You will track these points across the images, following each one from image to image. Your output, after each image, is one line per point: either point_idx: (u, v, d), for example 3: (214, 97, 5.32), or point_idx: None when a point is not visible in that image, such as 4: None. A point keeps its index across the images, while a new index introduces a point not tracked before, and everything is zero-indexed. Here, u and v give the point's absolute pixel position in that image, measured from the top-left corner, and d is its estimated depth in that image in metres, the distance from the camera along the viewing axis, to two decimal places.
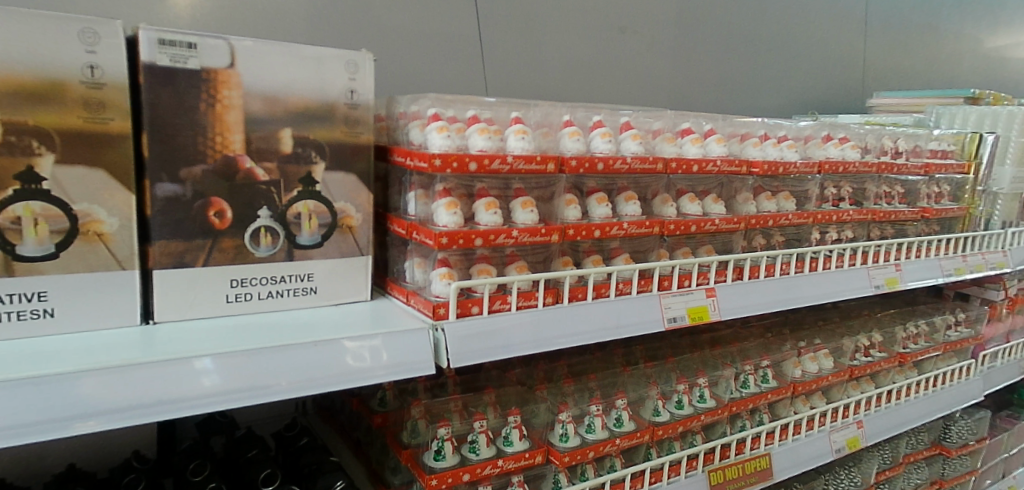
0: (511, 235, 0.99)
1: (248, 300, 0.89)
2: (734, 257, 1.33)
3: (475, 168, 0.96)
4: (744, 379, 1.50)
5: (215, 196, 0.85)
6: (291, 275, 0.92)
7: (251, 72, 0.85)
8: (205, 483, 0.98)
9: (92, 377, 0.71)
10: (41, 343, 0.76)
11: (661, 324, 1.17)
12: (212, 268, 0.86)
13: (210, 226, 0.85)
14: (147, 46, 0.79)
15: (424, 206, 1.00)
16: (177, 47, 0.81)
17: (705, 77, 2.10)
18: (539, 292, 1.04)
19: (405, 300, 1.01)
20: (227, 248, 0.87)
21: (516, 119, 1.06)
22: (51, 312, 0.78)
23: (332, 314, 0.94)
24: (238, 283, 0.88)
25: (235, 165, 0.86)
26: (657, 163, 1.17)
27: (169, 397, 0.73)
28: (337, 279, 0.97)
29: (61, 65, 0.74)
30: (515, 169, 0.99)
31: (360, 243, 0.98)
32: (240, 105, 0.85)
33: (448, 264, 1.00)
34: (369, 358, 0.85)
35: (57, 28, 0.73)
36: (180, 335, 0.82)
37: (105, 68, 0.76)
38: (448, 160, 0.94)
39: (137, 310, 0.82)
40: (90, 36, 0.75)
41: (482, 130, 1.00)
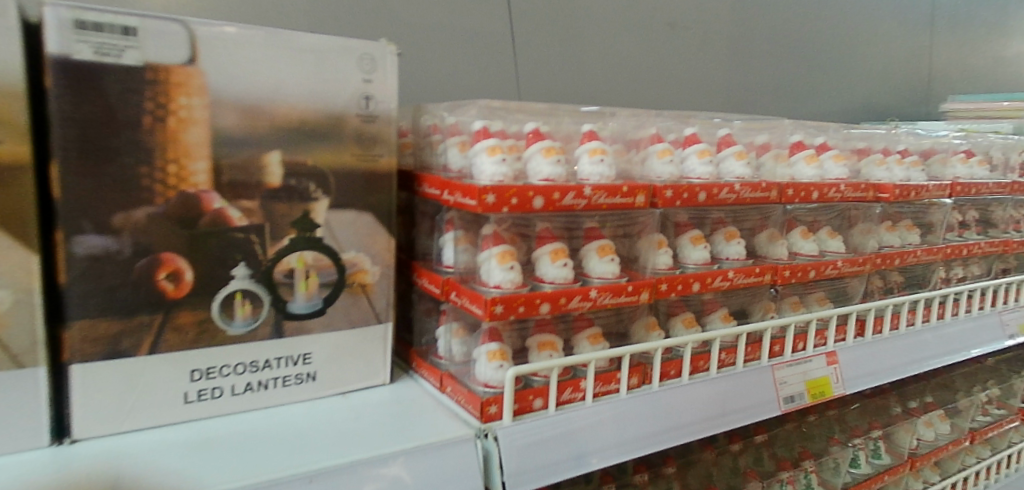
0: (588, 296, 0.71)
1: (216, 398, 0.62)
2: (856, 309, 1.04)
3: (541, 205, 0.68)
4: (853, 457, 1.23)
5: (168, 252, 0.58)
6: (279, 358, 0.65)
7: (219, 70, 0.58)
8: None
9: None
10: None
11: (777, 406, 0.88)
12: (161, 356, 0.59)
13: (159, 296, 0.58)
14: (57, 31, 0.52)
15: (466, 255, 0.72)
16: (104, 33, 0.54)
17: (804, 78, 1.66)
18: (623, 375, 0.77)
19: (438, 385, 0.73)
20: (184, 326, 0.59)
21: (590, 134, 0.78)
22: None
23: (337, 412, 0.66)
24: (201, 375, 0.61)
25: (199, 205, 0.59)
26: (771, 190, 0.88)
27: None
28: (344, 359, 0.69)
29: None
30: (593, 205, 0.71)
31: (377, 308, 0.71)
32: (205, 118, 0.58)
33: (499, 337, 0.72)
34: None
35: None
36: (107, 464, 0.54)
37: None
38: (504, 195, 0.65)
39: (44, 425, 0.55)
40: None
41: (548, 151, 0.72)
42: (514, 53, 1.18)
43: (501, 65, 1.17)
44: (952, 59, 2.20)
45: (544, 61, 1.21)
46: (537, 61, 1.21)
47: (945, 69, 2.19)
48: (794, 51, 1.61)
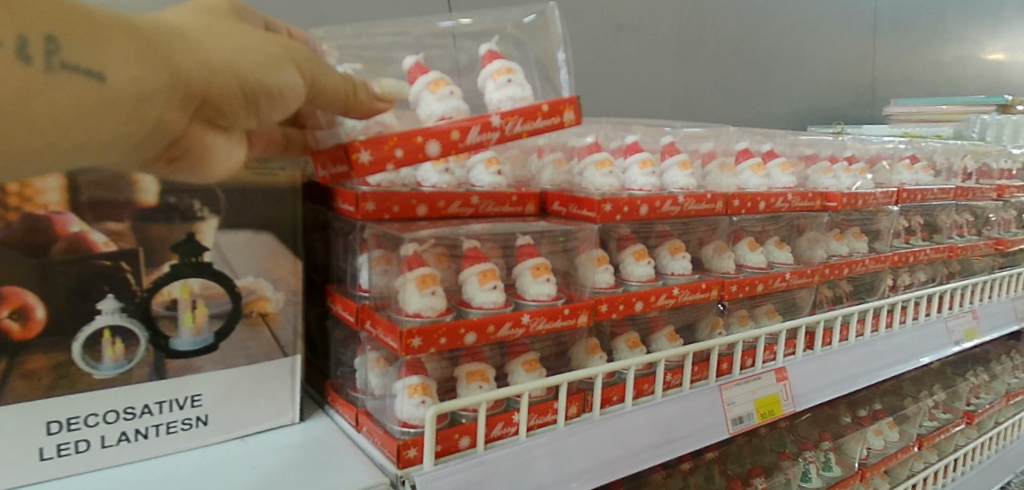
0: (520, 322, 0.64)
1: (82, 453, 0.54)
2: (806, 322, 1.00)
3: (438, 151, 0.58)
4: (804, 471, 1.19)
5: (13, 286, 0.50)
6: (160, 403, 0.56)
7: None
8: None
9: None
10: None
11: (725, 428, 0.82)
12: (7, 407, 0.50)
13: (3, 337, 0.50)
14: None
15: (384, 278, 0.64)
16: None
17: (753, 82, 1.64)
18: (560, 404, 0.70)
19: (354, 423, 0.66)
20: (36, 372, 0.51)
21: (491, 53, 0.70)
22: None
23: (231, 460, 0.58)
24: (61, 427, 0.52)
25: (50, 229, 0.51)
26: (716, 202, 0.83)
27: None
28: (241, 398, 0.61)
29: None
30: (507, 137, 0.60)
31: (281, 339, 0.62)
32: None
33: (422, 370, 0.64)
34: None
35: None
36: None
37: None
38: (383, 147, 0.57)
39: None
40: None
41: (435, 85, 0.66)
42: None
43: None
44: (895, 64, 2.21)
45: None
46: None
47: (889, 74, 2.21)
48: (742, 55, 1.58)
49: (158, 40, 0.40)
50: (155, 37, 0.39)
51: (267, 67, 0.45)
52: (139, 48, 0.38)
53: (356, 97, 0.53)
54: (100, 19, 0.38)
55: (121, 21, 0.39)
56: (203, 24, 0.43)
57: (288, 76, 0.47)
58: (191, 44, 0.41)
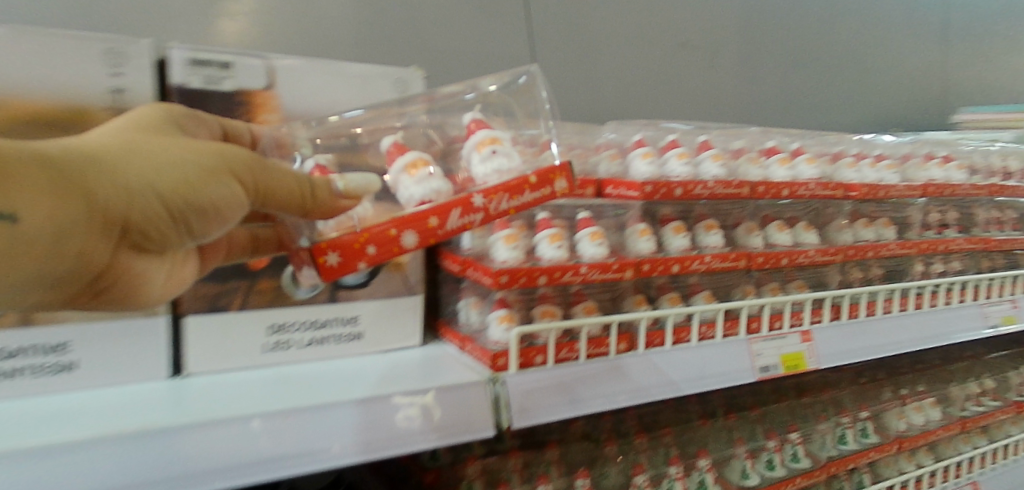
0: (578, 272, 0.86)
1: (287, 349, 0.80)
2: (831, 294, 1.16)
3: (413, 241, 0.73)
4: (842, 434, 1.34)
5: None
6: (334, 320, 0.82)
7: (291, 93, 0.82)
8: None
9: (88, 449, 0.59)
10: (54, 402, 0.68)
11: (754, 374, 1.02)
12: (248, 312, 0.78)
13: (244, 266, 0.78)
14: (178, 66, 0.75)
15: (480, 240, 0.90)
16: (210, 68, 0.77)
17: (811, 92, 1.78)
18: (612, 339, 0.90)
19: (460, 347, 0.88)
20: (265, 290, 0.78)
21: (477, 122, 0.84)
22: (77, 364, 0.71)
23: (376, 363, 0.81)
24: (276, 329, 0.79)
25: None
26: (742, 187, 1.02)
27: (176, 471, 0.61)
28: (386, 323, 0.85)
29: (85, 92, 0.71)
30: (491, 214, 0.75)
31: (410, 282, 0.87)
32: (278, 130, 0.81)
33: (506, 305, 0.87)
34: (422, 419, 0.72)
35: (84, 51, 0.71)
36: (212, 390, 0.72)
37: (131, 92, 0.73)
38: (358, 245, 0.72)
39: (163, 363, 0.75)
40: (116, 57, 0.72)
41: (411, 169, 0.79)
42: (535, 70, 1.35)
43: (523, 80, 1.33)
44: (968, 73, 2.26)
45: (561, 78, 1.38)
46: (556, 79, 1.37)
47: (964, 82, 2.25)
48: (797, 68, 1.74)
49: (66, 178, 0.51)
50: (67, 176, 0.51)
51: (189, 183, 0.56)
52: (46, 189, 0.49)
53: (309, 199, 0.65)
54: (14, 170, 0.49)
55: (34, 166, 0.50)
56: (129, 153, 0.55)
57: (219, 188, 0.57)
58: (104, 177, 0.52)
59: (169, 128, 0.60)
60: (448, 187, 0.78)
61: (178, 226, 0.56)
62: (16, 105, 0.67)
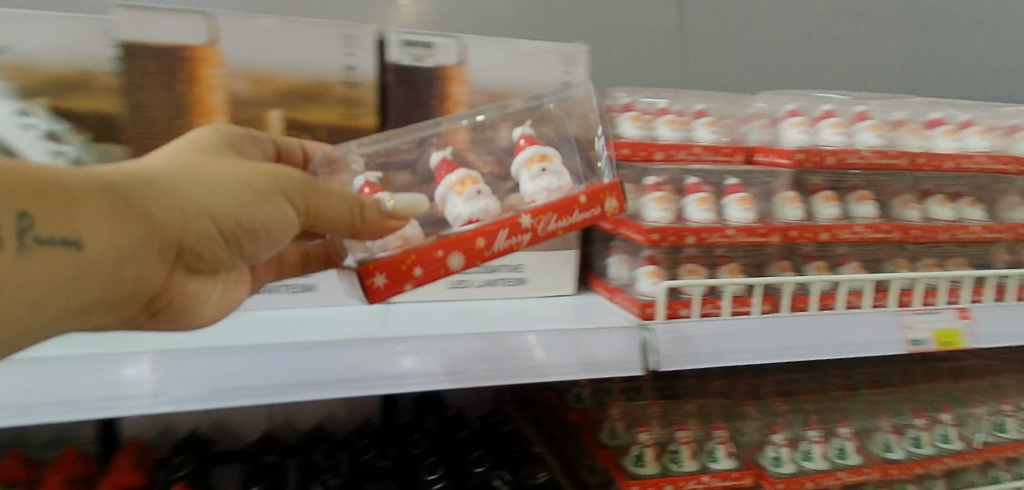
0: (726, 234, 0.91)
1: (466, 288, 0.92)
2: (997, 273, 1.11)
3: (460, 263, 0.70)
4: (1001, 422, 1.24)
5: None
6: (504, 266, 0.93)
7: (478, 68, 0.90)
8: (423, 458, 0.91)
9: (307, 349, 0.68)
10: (299, 313, 0.86)
11: (902, 345, 0.98)
12: None
13: None
14: (392, 47, 0.87)
15: (633, 201, 0.96)
16: (416, 47, 0.87)
17: (997, 60, 1.64)
18: (755, 299, 0.94)
19: (610, 297, 0.96)
20: None
21: (526, 140, 0.82)
22: (315, 286, 0.88)
23: (537, 304, 0.92)
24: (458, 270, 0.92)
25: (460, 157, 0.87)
26: (900, 157, 1.01)
27: (367, 376, 0.69)
28: (549, 271, 0.96)
29: (325, 68, 0.84)
30: (540, 234, 0.72)
31: (567, 237, 0.96)
32: (465, 100, 0.90)
33: (654, 262, 0.94)
34: (568, 353, 0.76)
35: (325, 34, 0.84)
36: (411, 316, 0.83)
37: (359, 69, 0.85)
38: (404, 267, 0.68)
39: (374, 290, 0.90)
40: (350, 40, 0.84)
41: (461, 186, 0.76)
42: (691, 42, 1.38)
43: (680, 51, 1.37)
44: None
45: (718, 50, 1.41)
46: (712, 52, 1.40)
47: None
48: (980, 32, 1.62)
49: (133, 203, 0.55)
50: (133, 202, 0.55)
51: (240, 207, 0.61)
52: (114, 215, 0.54)
53: (360, 219, 0.67)
54: (82, 197, 0.53)
55: (102, 193, 0.54)
56: (186, 177, 0.59)
57: (269, 210, 0.62)
58: (164, 201, 0.57)
59: (223, 147, 0.65)
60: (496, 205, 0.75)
61: (227, 245, 0.62)
62: (280, 82, 0.83)
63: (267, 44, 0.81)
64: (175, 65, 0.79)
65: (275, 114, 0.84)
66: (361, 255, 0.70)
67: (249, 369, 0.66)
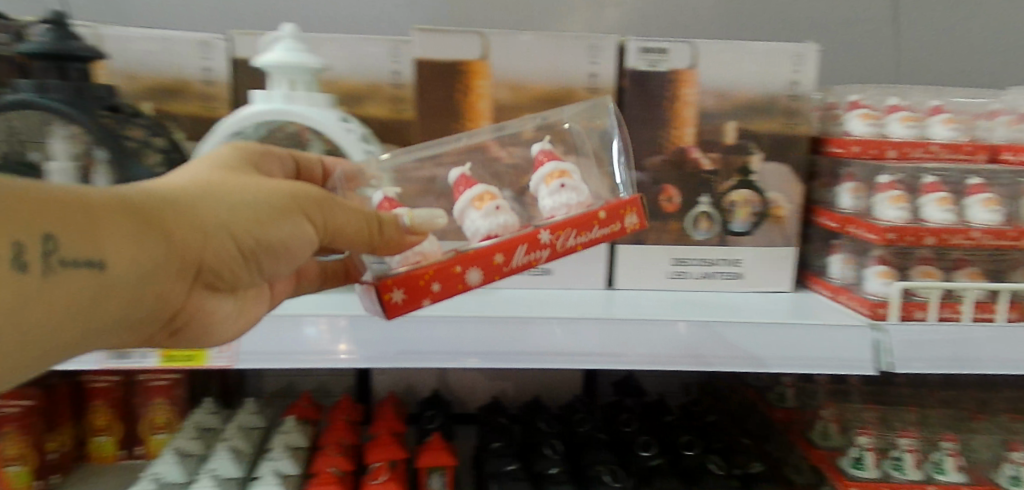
0: (970, 236, 0.87)
1: (687, 280, 0.88)
2: None
3: (477, 279, 0.65)
4: None
5: (668, 184, 0.86)
6: (727, 262, 0.88)
7: (709, 70, 0.83)
8: (636, 437, 0.99)
9: (481, 323, 0.74)
10: (531, 294, 0.86)
11: None
12: (660, 247, 0.87)
13: (659, 211, 0.87)
14: (630, 54, 0.83)
15: (861, 200, 0.94)
16: (654, 53, 0.83)
17: None
18: (1001, 305, 0.85)
19: (831, 296, 0.94)
20: (674, 231, 0.87)
21: (546, 151, 0.74)
22: (548, 272, 0.87)
23: (760, 301, 0.86)
24: (679, 263, 0.88)
25: (686, 157, 0.85)
26: None
27: (529, 350, 0.74)
28: (777, 267, 0.89)
29: (571, 76, 0.83)
30: (559, 251, 0.66)
31: (791, 235, 0.89)
32: (695, 102, 0.84)
33: (887, 263, 0.90)
34: (756, 346, 0.76)
35: (573, 43, 0.82)
36: (634, 301, 0.84)
37: (603, 77, 0.83)
38: (415, 284, 0.64)
39: (601, 277, 0.88)
40: (595, 49, 0.82)
41: (480, 200, 0.69)
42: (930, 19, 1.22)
43: (917, 30, 1.22)
44: None
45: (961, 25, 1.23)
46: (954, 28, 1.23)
47: None
48: None
49: (150, 221, 0.54)
50: (152, 220, 0.54)
51: (259, 224, 0.59)
52: (133, 235, 0.53)
53: (381, 235, 0.64)
54: (103, 218, 0.52)
55: (119, 212, 0.53)
56: (208, 194, 0.58)
57: (291, 226, 0.61)
58: (186, 218, 0.56)
59: (241, 163, 0.64)
60: (515, 221, 0.69)
61: (246, 263, 0.61)
62: (528, 90, 0.83)
63: (523, 56, 0.82)
64: (452, 78, 0.82)
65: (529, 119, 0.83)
66: (379, 271, 0.66)
67: (431, 335, 0.73)
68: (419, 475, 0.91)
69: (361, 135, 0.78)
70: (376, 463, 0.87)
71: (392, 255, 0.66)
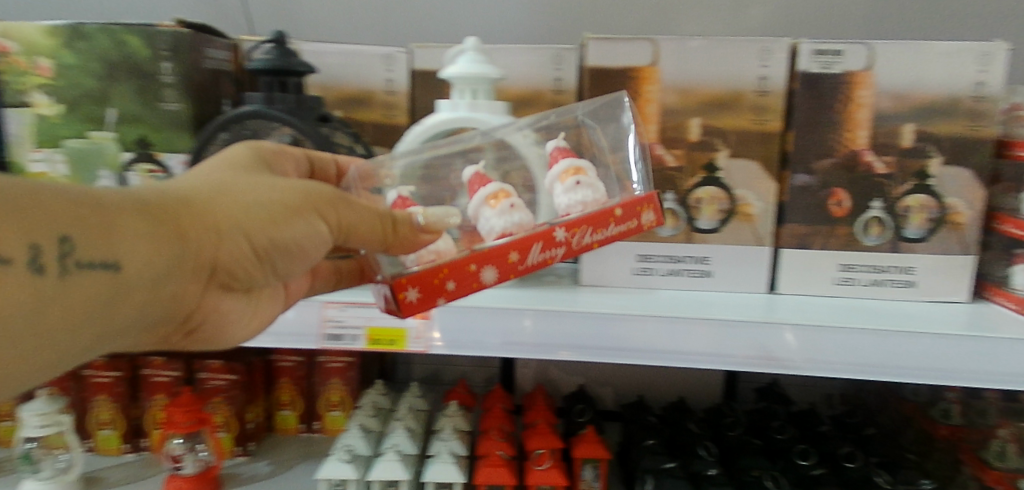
0: None
1: (854, 287, 0.86)
2: None
3: (493, 277, 0.66)
4: None
5: (837, 187, 0.84)
6: (897, 268, 0.85)
7: (887, 69, 0.81)
8: (792, 445, 0.97)
9: (649, 322, 0.73)
10: (693, 294, 0.86)
11: None
12: (827, 252, 0.86)
13: (828, 214, 0.85)
14: (804, 56, 0.82)
15: None
16: (828, 55, 0.81)
17: None
18: None
19: (1017, 308, 0.87)
20: (842, 236, 0.85)
21: (560, 150, 0.76)
22: (709, 274, 0.87)
23: (927, 310, 0.81)
24: (847, 268, 0.85)
25: (858, 159, 0.83)
26: None
27: (697, 351, 0.73)
28: (949, 274, 0.84)
29: (741, 79, 0.83)
30: (575, 249, 0.68)
31: (970, 241, 0.84)
32: (871, 104, 0.82)
33: None
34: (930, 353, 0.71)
35: (744, 47, 0.82)
36: (798, 305, 0.82)
37: (774, 79, 0.83)
38: (430, 283, 0.64)
39: (763, 280, 0.87)
40: (766, 52, 0.82)
41: (495, 199, 0.71)
42: None
43: None
44: None
45: None
46: None
47: None
48: None
49: (162, 221, 0.55)
50: (163, 220, 0.55)
51: (272, 224, 0.59)
52: (146, 237, 0.54)
53: (393, 234, 0.64)
54: (118, 220, 0.53)
55: (133, 214, 0.54)
56: (224, 193, 0.59)
57: (305, 226, 0.60)
58: (200, 218, 0.57)
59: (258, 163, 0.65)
60: (530, 219, 0.70)
61: (260, 262, 0.61)
62: (696, 93, 0.83)
63: (694, 60, 0.83)
64: (623, 83, 0.84)
65: (696, 122, 0.84)
66: (392, 271, 0.66)
67: (599, 332, 0.73)
68: (574, 465, 0.95)
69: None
70: (538, 450, 0.91)
71: (406, 255, 0.67)
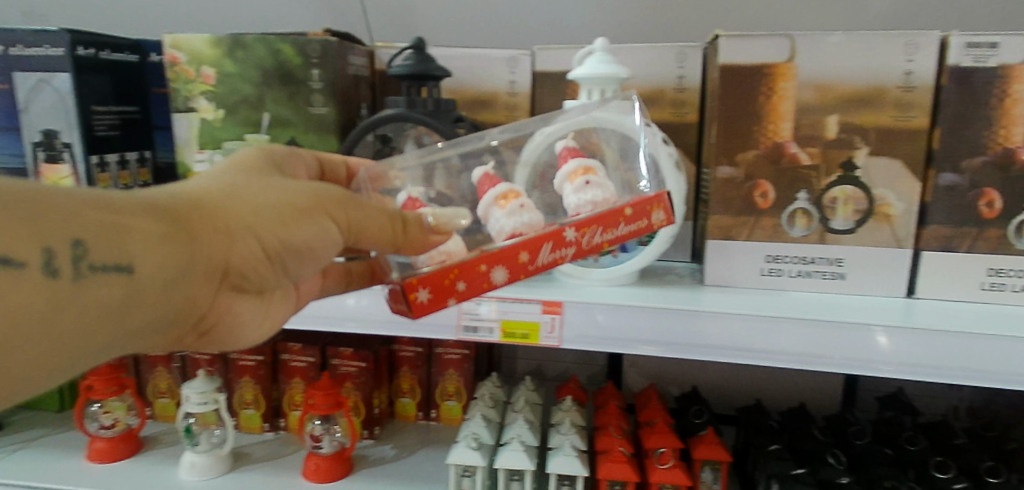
0: None
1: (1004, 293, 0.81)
2: None
3: (502, 277, 0.66)
4: None
5: (989, 187, 0.80)
6: None
7: None
8: (927, 457, 0.92)
9: (778, 324, 0.73)
10: (826, 298, 0.83)
11: None
12: (974, 255, 0.81)
13: (977, 216, 0.81)
14: (955, 49, 0.78)
15: None
16: (982, 47, 0.77)
17: None
18: None
19: None
20: (991, 238, 0.80)
21: (569, 151, 0.77)
22: (844, 276, 0.85)
23: None
24: (996, 273, 0.81)
25: (1014, 157, 0.79)
26: None
27: (831, 355, 0.72)
28: None
29: (884, 74, 0.80)
30: (585, 249, 0.66)
31: None
32: None
33: None
34: None
35: (888, 40, 0.79)
36: (940, 310, 0.78)
37: (920, 73, 0.79)
38: (438, 283, 0.65)
39: (903, 283, 0.83)
40: (911, 46, 0.79)
41: (503, 200, 0.71)
42: None
43: None
44: None
45: None
46: None
47: None
48: None
49: (173, 224, 0.55)
50: (175, 223, 0.55)
51: (283, 226, 0.60)
52: (158, 240, 0.53)
53: (404, 235, 0.65)
54: (129, 223, 0.52)
55: (145, 217, 0.53)
56: (235, 195, 0.59)
57: (317, 227, 0.61)
58: (212, 220, 0.57)
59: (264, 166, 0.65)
60: (540, 219, 0.70)
61: (271, 264, 0.61)
62: (834, 89, 0.81)
63: (833, 55, 0.80)
64: (757, 81, 0.83)
65: (834, 120, 0.82)
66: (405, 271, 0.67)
67: (727, 332, 0.74)
68: (694, 465, 0.94)
69: (661, 136, 0.84)
70: (661, 448, 0.91)
71: (415, 255, 0.68)
